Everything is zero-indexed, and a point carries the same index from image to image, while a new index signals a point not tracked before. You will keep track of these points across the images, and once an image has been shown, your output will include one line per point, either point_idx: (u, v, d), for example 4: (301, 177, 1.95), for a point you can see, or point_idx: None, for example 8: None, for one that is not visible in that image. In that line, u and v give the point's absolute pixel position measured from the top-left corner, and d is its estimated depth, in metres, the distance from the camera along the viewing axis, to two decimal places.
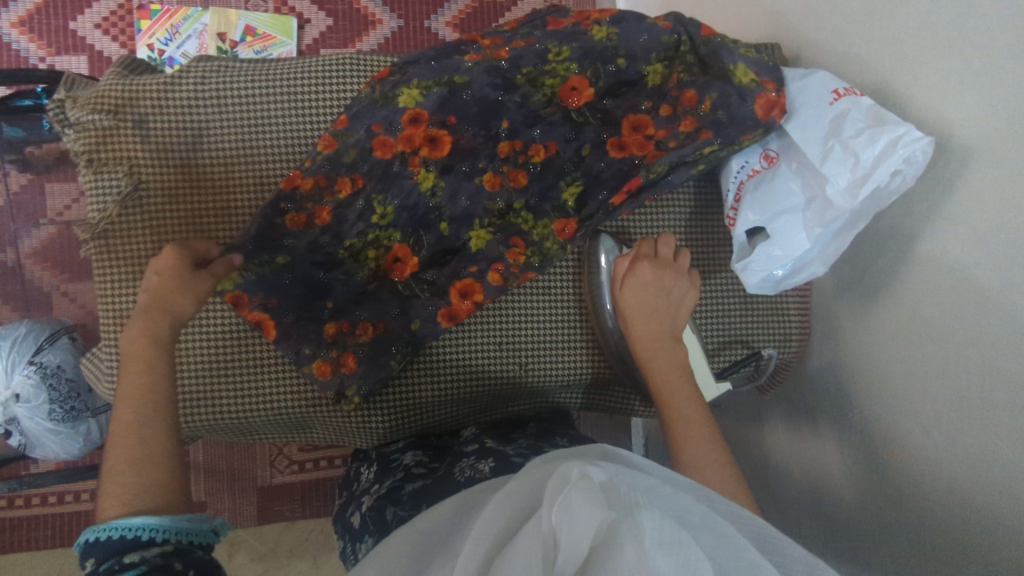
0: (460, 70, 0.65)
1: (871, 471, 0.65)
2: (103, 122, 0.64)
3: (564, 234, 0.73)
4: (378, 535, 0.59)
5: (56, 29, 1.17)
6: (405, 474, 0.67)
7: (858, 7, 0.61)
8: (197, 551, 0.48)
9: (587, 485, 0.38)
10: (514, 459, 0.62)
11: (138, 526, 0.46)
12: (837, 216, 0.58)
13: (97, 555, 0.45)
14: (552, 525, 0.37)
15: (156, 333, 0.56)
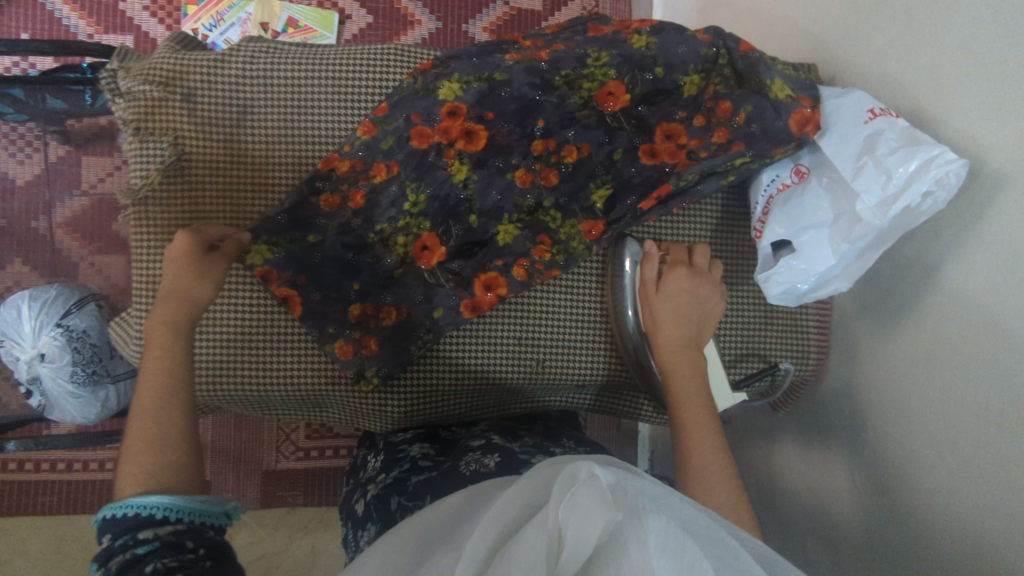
0: (501, 68, 0.66)
1: (881, 496, 0.65)
2: (153, 92, 0.66)
3: (591, 235, 0.73)
4: (380, 524, 0.59)
5: (106, 8, 1.21)
6: (411, 465, 0.67)
7: (897, 32, 0.62)
8: (209, 531, 0.48)
9: (597, 485, 0.38)
10: (521, 457, 0.63)
11: (152, 504, 0.46)
12: (865, 232, 0.59)
13: (112, 531, 0.45)
14: (558, 522, 0.36)
15: (174, 317, 0.57)
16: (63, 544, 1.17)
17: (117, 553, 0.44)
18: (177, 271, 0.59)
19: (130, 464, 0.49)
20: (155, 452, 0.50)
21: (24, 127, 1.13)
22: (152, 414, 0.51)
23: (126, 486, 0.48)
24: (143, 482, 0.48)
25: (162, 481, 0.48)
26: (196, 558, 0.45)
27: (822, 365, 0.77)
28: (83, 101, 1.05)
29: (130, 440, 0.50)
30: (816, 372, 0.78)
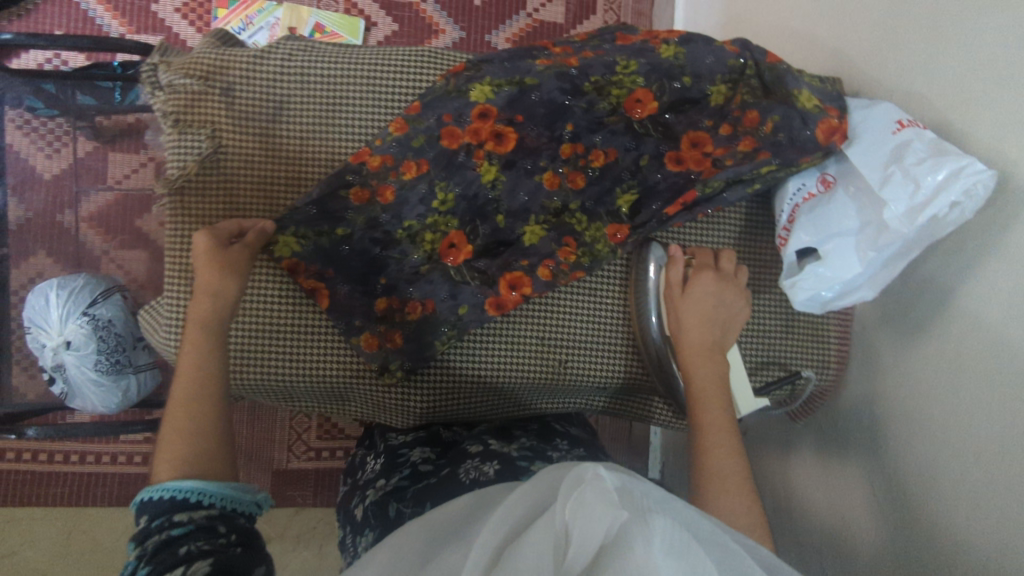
0: (532, 72, 0.68)
1: (893, 507, 0.66)
2: (194, 87, 0.68)
3: (616, 238, 0.74)
4: (379, 530, 0.62)
5: (139, 9, 1.23)
6: (411, 470, 0.70)
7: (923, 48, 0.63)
8: (239, 518, 0.48)
9: (602, 487, 0.40)
10: (520, 465, 0.65)
11: (186, 488, 0.47)
12: (890, 241, 0.60)
13: (148, 513, 0.46)
14: (565, 524, 0.39)
15: (205, 317, 0.58)
16: (73, 536, 1.17)
17: (153, 534, 0.45)
18: (204, 267, 0.60)
19: (166, 448, 0.50)
20: (188, 433, 0.51)
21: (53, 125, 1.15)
22: (186, 398, 0.53)
23: (162, 465, 0.49)
24: (181, 462, 0.49)
25: (196, 462, 0.49)
26: (227, 542, 0.46)
27: (841, 375, 0.77)
28: (111, 98, 1.07)
29: (165, 426, 0.52)
30: (835, 381, 0.78)
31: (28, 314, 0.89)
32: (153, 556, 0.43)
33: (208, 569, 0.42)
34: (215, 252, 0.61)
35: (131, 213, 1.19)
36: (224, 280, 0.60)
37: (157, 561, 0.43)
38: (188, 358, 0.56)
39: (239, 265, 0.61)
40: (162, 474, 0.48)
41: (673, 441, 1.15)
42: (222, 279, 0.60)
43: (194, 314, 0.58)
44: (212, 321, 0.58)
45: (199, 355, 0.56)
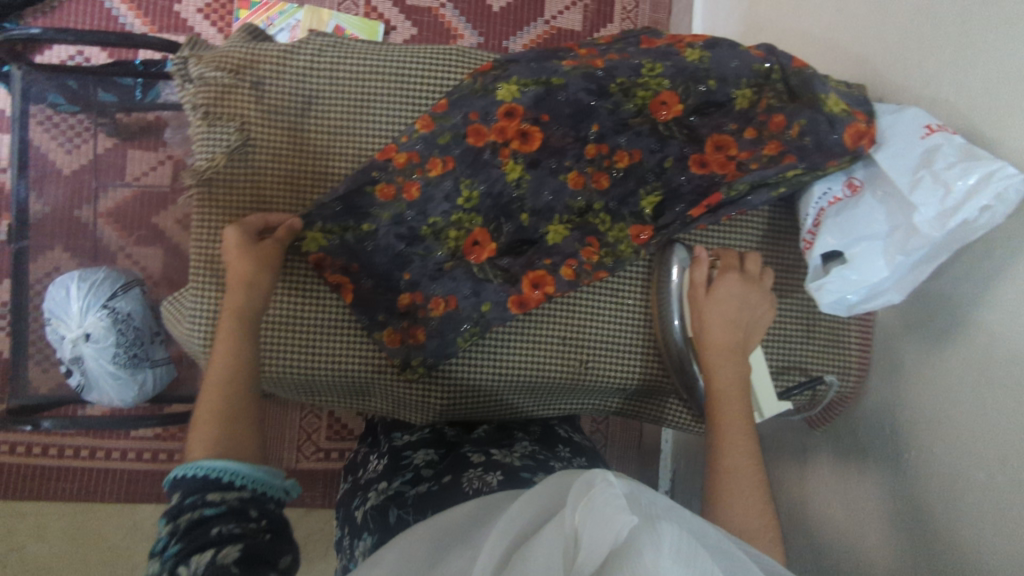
0: (559, 73, 0.69)
1: (906, 516, 0.66)
2: (224, 80, 0.68)
3: (640, 239, 0.74)
4: (377, 536, 0.61)
5: (162, 9, 1.24)
6: (414, 474, 0.69)
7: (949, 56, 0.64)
8: (269, 504, 0.49)
9: (613, 492, 0.41)
10: (524, 477, 0.63)
11: (220, 468, 0.48)
12: (920, 245, 0.60)
13: (182, 489, 0.47)
14: (574, 528, 0.40)
15: (241, 307, 0.61)
16: (81, 532, 1.16)
17: (185, 511, 0.46)
18: (238, 258, 0.63)
19: (201, 428, 0.53)
20: (223, 413, 0.54)
21: (75, 119, 1.00)
22: (221, 382, 0.56)
23: (197, 443, 0.51)
24: (213, 442, 0.51)
25: (230, 444, 0.51)
26: (258, 527, 0.47)
27: (862, 382, 0.77)
28: (131, 95, 1.02)
29: (199, 408, 0.55)
30: (855, 389, 0.77)
31: (47, 306, 0.90)
32: (185, 534, 0.44)
33: (237, 555, 0.44)
34: (245, 248, 0.63)
35: (145, 210, 1.20)
36: (259, 274, 0.63)
37: (189, 539, 0.44)
38: (223, 342, 0.59)
39: (272, 260, 0.64)
40: (196, 454, 0.51)
41: (684, 449, 1.14)
42: (260, 272, 0.63)
43: (230, 305, 0.61)
44: (249, 313, 0.61)
45: (235, 342, 0.59)
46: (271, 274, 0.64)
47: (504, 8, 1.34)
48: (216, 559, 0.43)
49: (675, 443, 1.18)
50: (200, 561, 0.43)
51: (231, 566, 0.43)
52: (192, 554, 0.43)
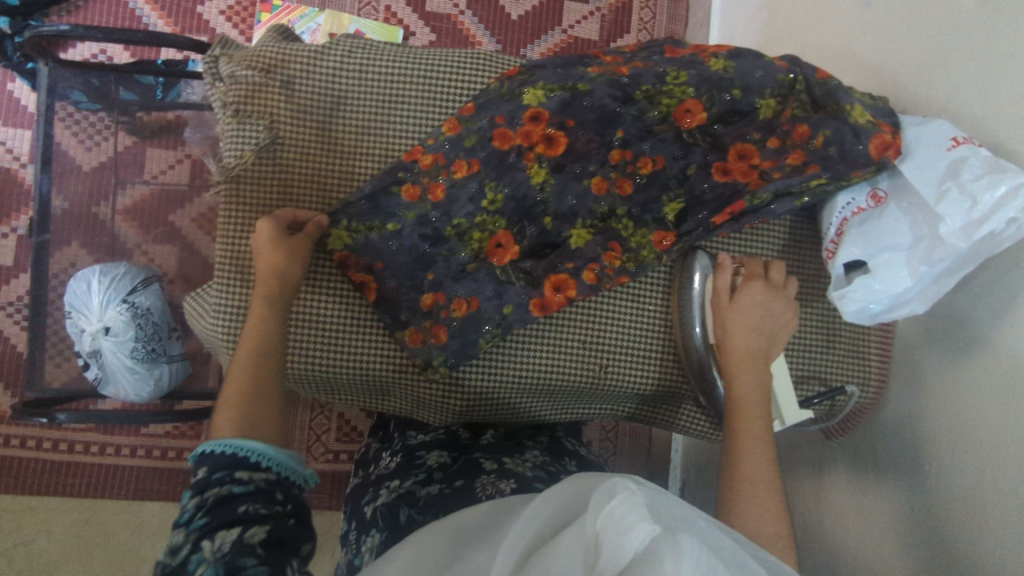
0: (584, 79, 0.70)
1: (920, 527, 0.66)
2: (255, 78, 0.69)
3: (662, 244, 0.74)
4: (386, 534, 0.61)
5: (185, 10, 1.24)
6: (427, 476, 0.69)
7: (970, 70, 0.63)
8: (293, 488, 0.51)
9: (635, 501, 0.39)
10: (537, 488, 0.64)
11: (250, 448, 0.50)
12: (945, 254, 0.60)
13: (209, 464, 0.49)
14: (596, 533, 0.39)
15: (274, 300, 0.63)
16: (87, 529, 1.14)
17: (213, 485, 0.48)
18: (269, 252, 0.63)
19: (226, 409, 0.54)
20: (246, 398, 0.55)
21: (97, 116, 1.00)
22: (246, 373, 0.57)
23: (221, 423, 0.53)
24: (238, 423, 0.53)
25: (256, 426, 0.53)
26: (282, 510, 0.48)
27: (880, 394, 0.76)
28: (153, 94, 1.02)
29: (227, 392, 0.56)
30: (874, 401, 0.77)
31: (68, 299, 0.93)
32: (212, 509, 0.46)
33: (263, 536, 0.45)
34: (278, 240, 0.64)
35: (165, 207, 1.09)
36: (288, 264, 0.64)
37: (216, 514, 0.46)
38: (249, 332, 0.61)
39: (301, 256, 0.65)
40: (223, 431, 0.52)
41: (694, 458, 1.13)
42: (288, 264, 0.64)
43: (260, 293, 0.63)
44: (277, 301, 0.63)
45: (262, 331, 0.61)
46: (299, 267, 0.65)
47: (523, 15, 1.34)
48: (242, 536, 0.44)
49: (686, 453, 1.17)
50: (227, 537, 0.44)
51: (256, 546, 0.44)
52: (219, 528, 0.45)
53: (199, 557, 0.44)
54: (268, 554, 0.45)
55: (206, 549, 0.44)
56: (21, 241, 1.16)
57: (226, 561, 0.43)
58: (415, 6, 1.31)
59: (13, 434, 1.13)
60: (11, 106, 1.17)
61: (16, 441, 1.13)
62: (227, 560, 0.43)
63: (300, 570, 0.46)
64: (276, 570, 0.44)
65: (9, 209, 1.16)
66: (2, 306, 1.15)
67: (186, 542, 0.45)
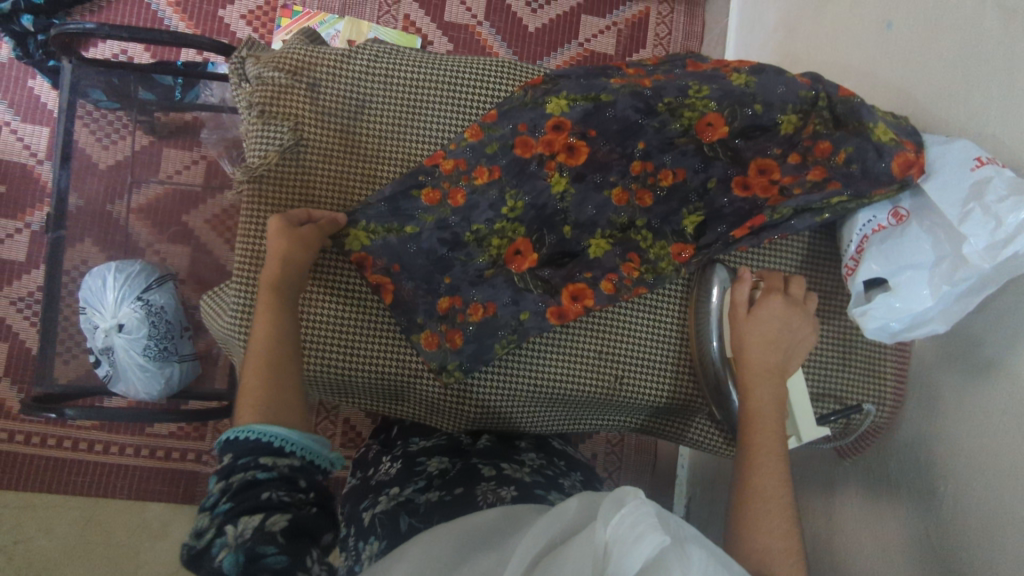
0: (607, 90, 0.70)
1: (932, 552, 0.64)
2: (281, 81, 0.70)
3: (680, 257, 0.75)
4: (386, 542, 0.59)
5: (206, 13, 1.25)
6: (426, 483, 0.66)
7: (991, 92, 0.62)
8: (317, 474, 0.51)
9: (644, 511, 0.40)
10: (538, 495, 0.63)
11: (272, 434, 0.51)
12: (968, 275, 0.60)
13: (233, 451, 0.50)
14: (605, 541, 0.39)
15: (278, 283, 0.63)
16: (87, 528, 1.13)
17: (237, 471, 0.49)
18: (274, 240, 0.63)
19: (248, 396, 0.55)
20: (268, 383, 0.56)
21: (115, 115, 1.00)
22: (262, 364, 0.58)
23: (245, 408, 0.53)
24: (258, 406, 0.53)
25: (279, 409, 0.54)
26: (305, 498, 0.49)
27: (896, 414, 0.75)
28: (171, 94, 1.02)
29: (248, 375, 0.57)
30: (889, 421, 0.76)
31: (83, 294, 0.93)
32: (237, 494, 0.47)
33: (284, 525, 0.46)
34: (284, 231, 0.64)
35: (180, 207, 1.07)
36: (291, 250, 0.63)
37: (240, 500, 0.47)
38: (261, 323, 0.61)
39: (313, 247, 0.65)
40: (246, 415, 0.53)
41: (702, 474, 1.11)
42: (293, 249, 0.63)
43: (266, 279, 0.63)
44: (281, 289, 0.63)
45: (275, 320, 0.61)
46: (310, 256, 0.65)
47: (541, 28, 1.34)
48: (264, 524, 0.46)
49: (693, 469, 1.16)
50: (249, 523, 0.46)
51: (277, 534, 0.46)
52: (242, 514, 0.46)
53: (222, 541, 0.45)
54: (288, 543, 0.46)
55: (229, 533, 0.45)
56: (35, 237, 1.17)
57: (248, 547, 0.45)
58: (433, 15, 1.31)
59: (18, 430, 1.13)
60: (31, 103, 1.18)
61: (20, 437, 1.13)
62: (248, 546, 0.45)
63: (320, 561, 0.47)
64: (296, 559, 0.45)
65: (24, 205, 1.17)
66: (12, 301, 1.15)
67: (210, 526, 0.46)
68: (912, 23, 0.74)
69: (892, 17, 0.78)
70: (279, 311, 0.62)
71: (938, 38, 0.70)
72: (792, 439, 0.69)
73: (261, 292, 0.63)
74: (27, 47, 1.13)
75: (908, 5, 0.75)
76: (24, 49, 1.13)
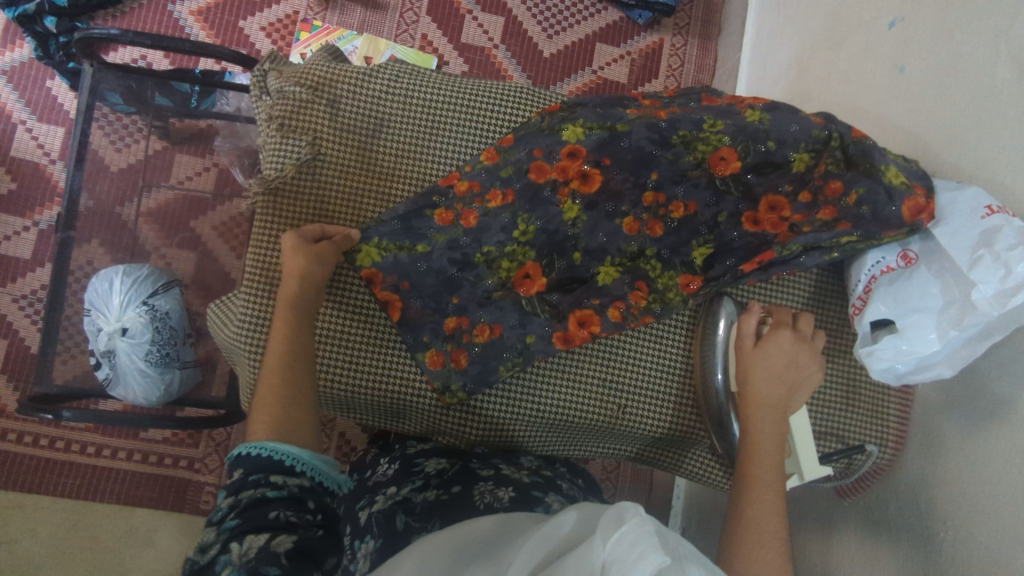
0: (623, 120, 0.71)
1: None
2: (303, 95, 0.71)
3: (688, 288, 0.75)
4: (382, 541, 0.59)
5: (227, 23, 1.26)
6: (424, 482, 0.66)
7: (1001, 141, 0.63)
8: (325, 497, 0.52)
9: (645, 529, 0.40)
10: (535, 497, 0.62)
11: (285, 452, 0.52)
12: (976, 321, 0.60)
13: (244, 467, 0.51)
14: (604, 560, 0.39)
15: (294, 301, 0.63)
16: (74, 530, 1.11)
17: (247, 487, 0.49)
18: (290, 258, 0.64)
19: (262, 409, 0.56)
20: (282, 399, 0.57)
21: (131, 119, 1.01)
22: (275, 387, 0.57)
23: (258, 424, 0.54)
24: (277, 424, 0.54)
25: (291, 425, 0.55)
26: (312, 520, 0.50)
27: (898, 457, 0.74)
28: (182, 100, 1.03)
29: (262, 391, 0.57)
30: (890, 463, 0.75)
31: (87, 297, 0.94)
32: (244, 511, 0.48)
33: (289, 546, 0.46)
34: (299, 248, 0.64)
35: (188, 212, 1.07)
36: (308, 268, 0.64)
37: (247, 517, 0.48)
38: (277, 336, 0.61)
39: (326, 259, 0.65)
40: (258, 432, 0.54)
41: (697, 506, 1.10)
42: (310, 265, 0.64)
43: (281, 294, 0.63)
44: (296, 307, 0.63)
45: (293, 336, 0.61)
46: (322, 269, 0.65)
47: (555, 54, 1.35)
48: (268, 544, 0.46)
49: (688, 500, 1.15)
50: (254, 542, 0.46)
51: (280, 555, 0.45)
52: (247, 532, 0.47)
53: (226, 558, 0.46)
54: (291, 564, 0.45)
55: (234, 551, 0.46)
56: (42, 236, 1.17)
57: (250, 566, 0.45)
58: (450, 36, 1.33)
59: (12, 428, 1.12)
60: (48, 103, 1.19)
61: (13, 436, 1.12)
62: (251, 565, 0.45)
63: None
64: None
65: (34, 203, 1.17)
66: (15, 298, 1.15)
67: (215, 542, 0.47)
68: (926, 70, 0.75)
69: (903, 61, 0.80)
70: (295, 327, 0.62)
71: (950, 84, 0.71)
72: (793, 477, 0.69)
73: (277, 308, 0.63)
74: (48, 48, 1.15)
75: (920, 51, 0.77)
76: (44, 50, 1.15)
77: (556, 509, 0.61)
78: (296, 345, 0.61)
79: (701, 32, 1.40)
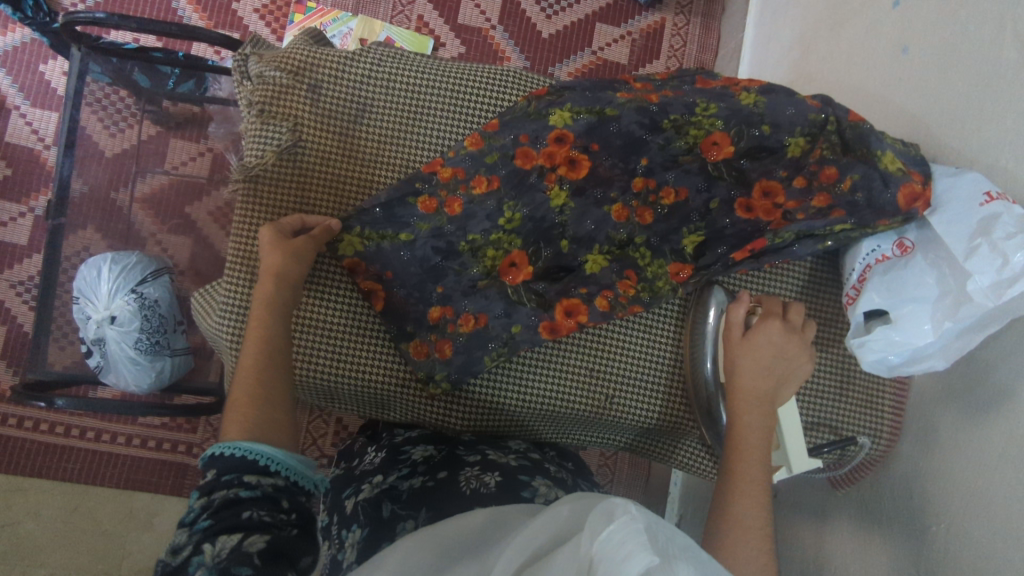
0: (613, 104, 0.69)
1: None
2: (283, 81, 0.70)
3: (678, 277, 0.74)
4: (367, 529, 0.58)
5: (220, 5, 1.24)
6: (410, 469, 0.65)
7: (1005, 126, 0.61)
8: (300, 496, 0.52)
9: (634, 527, 0.38)
10: (522, 480, 0.61)
11: (260, 452, 0.51)
12: (971, 312, 0.59)
13: (217, 466, 0.50)
14: (589, 553, 0.38)
15: (272, 301, 0.62)
16: (74, 514, 1.12)
17: (221, 487, 0.49)
18: (268, 251, 0.63)
19: (235, 406, 0.55)
20: (256, 396, 0.56)
21: (120, 98, 0.97)
22: (249, 387, 0.56)
23: (230, 423, 0.54)
24: (251, 423, 0.54)
25: (267, 425, 0.55)
26: (286, 519, 0.50)
27: (893, 447, 0.73)
28: (165, 83, 1.00)
29: (238, 389, 0.57)
30: (884, 455, 0.74)
31: (77, 285, 0.93)
32: (217, 512, 0.48)
33: (261, 546, 0.46)
34: (278, 242, 0.63)
35: (184, 198, 1.04)
36: (285, 262, 0.63)
37: (219, 518, 0.47)
38: (255, 334, 0.60)
39: (304, 256, 0.64)
40: (231, 431, 0.53)
41: (692, 494, 1.09)
42: (286, 261, 0.63)
43: (259, 287, 0.62)
44: (276, 299, 0.62)
45: (270, 335, 0.60)
46: (300, 265, 0.64)
47: (554, 35, 1.32)
48: (241, 544, 0.46)
49: (683, 488, 1.14)
50: (226, 543, 0.46)
51: (252, 555, 0.45)
52: (221, 533, 0.46)
53: (199, 559, 0.45)
54: (264, 565, 0.45)
55: (207, 552, 0.45)
56: (37, 222, 1.17)
57: (221, 567, 0.44)
58: (447, 17, 1.30)
59: (13, 413, 1.12)
60: (42, 87, 1.18)
61: (13, 421, 1.12)
62: (222, 566, 0.44)
63: None
64: None
65: (29, 188, 1.17)
66: (13, 285, 1.15)
67: (188, 543, 0.46)
68: (930, 49, 0.72)
69: (908, 42, 0.77)
70: (273, 325, 0.61)
71: (954, 66, 0.68)
72: (781, 470, 0.68)
73: (254, 304, 0.62)
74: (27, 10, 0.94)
75: (925, 31, 0.74)
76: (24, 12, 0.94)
77: (542, 494, 0.60)
78: (274, 342, 0.60)
79: (704, 11, 1.37)
